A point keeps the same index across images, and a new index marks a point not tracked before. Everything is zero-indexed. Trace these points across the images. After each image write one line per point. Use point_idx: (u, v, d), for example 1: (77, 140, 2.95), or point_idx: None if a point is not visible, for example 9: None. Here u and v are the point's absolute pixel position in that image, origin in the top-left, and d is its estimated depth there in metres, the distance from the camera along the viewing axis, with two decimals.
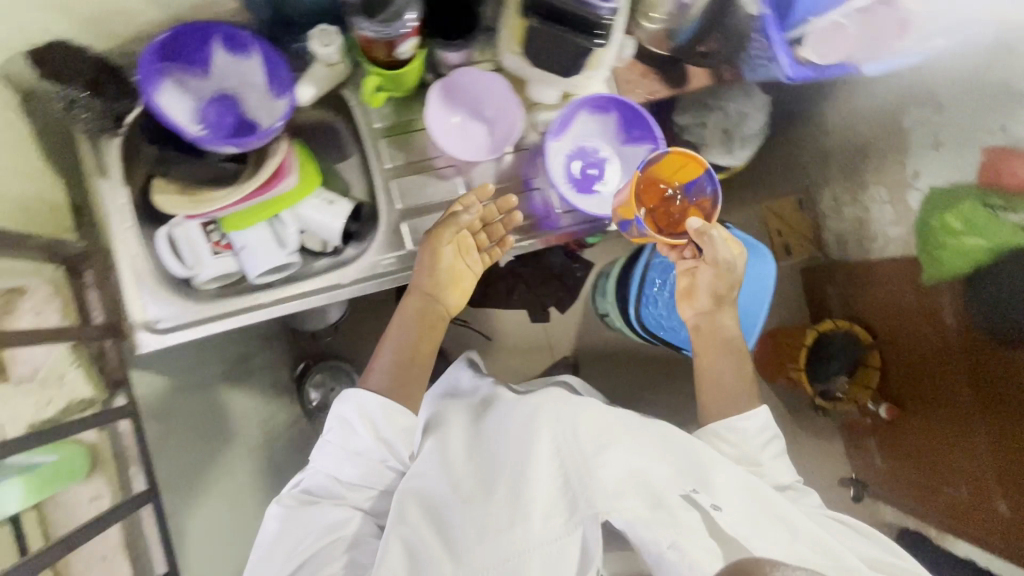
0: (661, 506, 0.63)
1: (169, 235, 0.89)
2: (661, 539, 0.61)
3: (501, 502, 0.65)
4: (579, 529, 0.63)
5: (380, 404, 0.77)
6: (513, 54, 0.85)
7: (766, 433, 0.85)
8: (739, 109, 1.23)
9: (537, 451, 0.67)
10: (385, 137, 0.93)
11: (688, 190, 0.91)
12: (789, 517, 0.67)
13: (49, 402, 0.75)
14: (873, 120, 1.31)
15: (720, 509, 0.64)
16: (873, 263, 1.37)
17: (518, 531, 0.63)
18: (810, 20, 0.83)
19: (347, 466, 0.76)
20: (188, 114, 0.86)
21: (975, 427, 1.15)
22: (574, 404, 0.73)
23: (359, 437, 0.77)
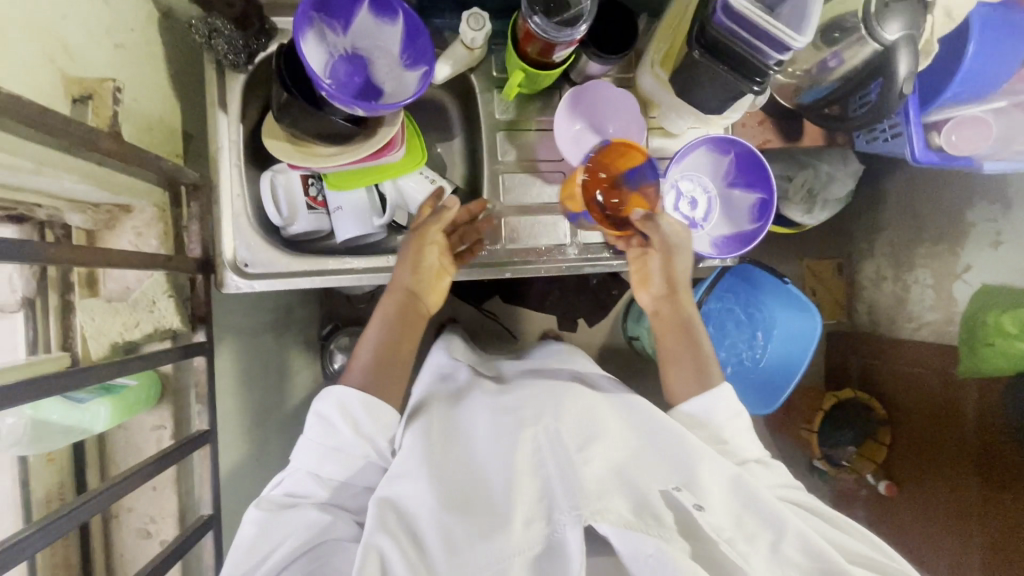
0: (646, 514, 0.61)
1: (273, 180, 0.88)
2: (643, 548, 0.58)
3: (477, 513, 0.62)
4: (561, 532, 0.61)
5: (362, 398, 0.72)
6: (654, 77, 0.86)
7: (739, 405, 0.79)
8: (830, 171, 1.18)
9: (514, 457, 0.66)
10: (503, 130, 0.92)
11: (626, 178, 0.86)
12: (772, 519, 0.64)
13: (136, 325, 0.75)
14: (931, 204, 1.34)
15: (703, 510, 0.61)
16: (902, 341, 1.39)
17: (502, 537, 0.60)
18: (948, 109, 0.85)
19: (326, 463, 0.69)
20: (321, 65, 0.83)
21: (966, 510, 1.23)
22: (550, 411, 0.72)
23: (341, 433, 0.70)
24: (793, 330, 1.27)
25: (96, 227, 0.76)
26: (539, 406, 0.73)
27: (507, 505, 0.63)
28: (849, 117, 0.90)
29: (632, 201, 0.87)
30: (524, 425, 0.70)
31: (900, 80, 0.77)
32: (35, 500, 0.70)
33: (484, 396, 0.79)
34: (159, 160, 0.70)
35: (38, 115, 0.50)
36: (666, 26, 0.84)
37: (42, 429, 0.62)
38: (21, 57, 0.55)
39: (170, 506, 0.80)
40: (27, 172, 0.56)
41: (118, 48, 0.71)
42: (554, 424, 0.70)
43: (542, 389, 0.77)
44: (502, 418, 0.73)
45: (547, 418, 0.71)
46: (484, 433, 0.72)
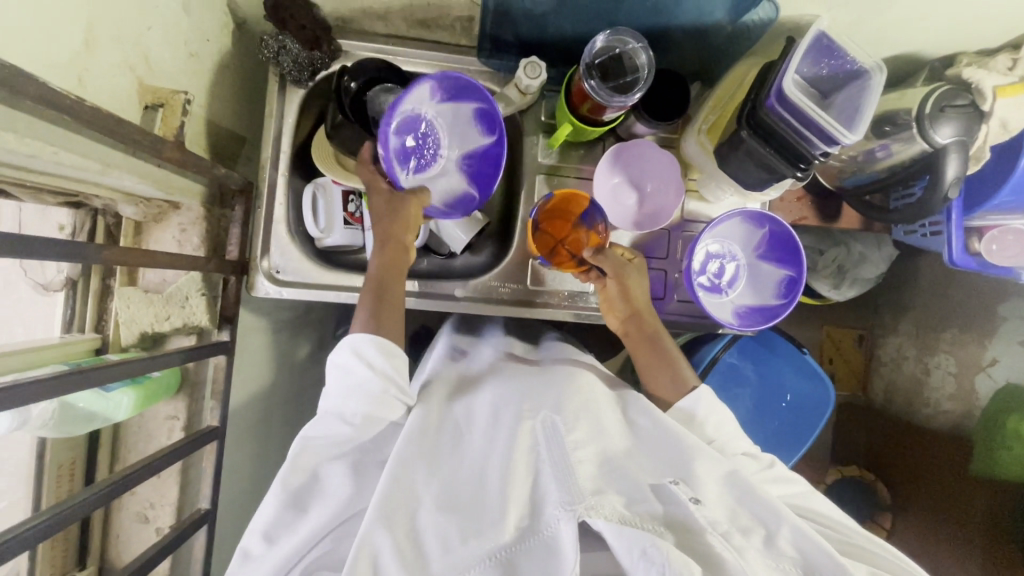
0: (642, 513, 0.59)
1: (315, 194, 0.91)
2: (635, 544, 0.55)
3: (466, 512, 0.62)
4: (554, 529, 0.59)
5: (375, 341, 0.70)
6: (697, 146, 0.86)
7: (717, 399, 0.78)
8: (863, 251, 1.17)
9: (508, 451, 0.67)
10: (543, 173, 0.94)
11: (581, 220, 0.89)
12: (765, 512, 0.62)
13: (166, 318, 0.79)
14: (955, 288, 1.30)
15: (700, 503, 0.60)
16: (914, 427, 1.36)
17: (493, 533, 0.60)
18: (985, 214, 0.86)
19: (351, 398, 0.67)
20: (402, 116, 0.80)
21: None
22: (548, 403, 0.73)
23: (359, 371, 0.69)
24: (804, 401, 1.26)
25: (144, 219, 0.80)
26: (539, 397, 0.74)
27: (499, 509, 0.62)
28: (888, 208, 0.89)
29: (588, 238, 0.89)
30: (523, 416, 0.71)
31: (945, 183, 0.77)
32: (47, 474, 0.73)
33: (489, 382, 0.81)
34: (213, 167, 0.73)
35: (111, 125, 0.53)
36: (717, 98, 0.85)
37: (69, 415, 0.63)
38: (105, 65, 0.58)
39: (170, 496, 0.82)
40: (93, 172, 0.59)
41: (190, 57, 0.74)
42: (549, 415, 0.70)
43: (537, 381, 0.78)
44: (502, 407, 0.74)
45: (545, 409, 0.71)
46: (483, 423, 0.73)
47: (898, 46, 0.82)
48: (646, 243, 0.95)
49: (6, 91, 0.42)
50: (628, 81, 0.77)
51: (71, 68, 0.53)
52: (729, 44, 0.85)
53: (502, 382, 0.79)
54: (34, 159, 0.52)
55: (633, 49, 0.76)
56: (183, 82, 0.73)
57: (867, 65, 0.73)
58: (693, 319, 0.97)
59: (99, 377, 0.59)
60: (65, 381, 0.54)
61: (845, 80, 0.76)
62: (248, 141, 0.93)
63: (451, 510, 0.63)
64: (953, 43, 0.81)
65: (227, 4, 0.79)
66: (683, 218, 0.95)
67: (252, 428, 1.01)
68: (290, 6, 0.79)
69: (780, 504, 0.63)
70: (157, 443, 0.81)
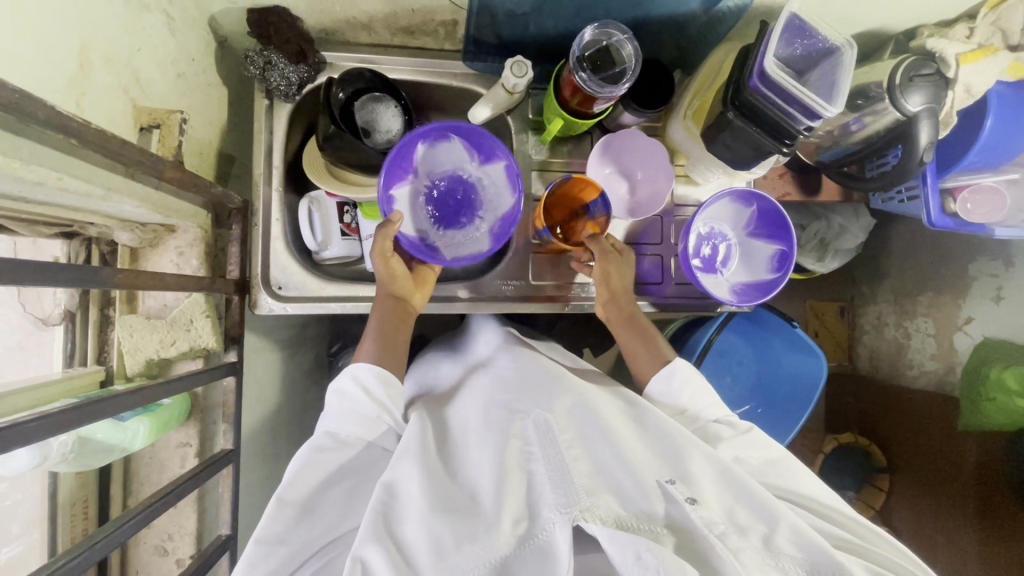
0: (639, 514, 0.58)
1: (310, 207, 0.89)
2: (631, 550, 0.53)
3: (460, 514, 0.59)
4: (549, 533, 0.56)
5: (376, 373, 0.71)
6: (682, 129, 0.90)
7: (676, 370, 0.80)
8: (842, 224, 1.21)
9: (499, 454, 0.64)
10: (536, 170, 0.95)
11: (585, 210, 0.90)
12: (763, 511, 0.60)
13: (172, 343, 0.77)
14: (927, 251, 1.35)
15: (696, 503, 0.58)
16: (899, 389, 1.41)
17: (488, 538, 0.56)
18: (954, 174, 0.92)
19: (346, 422, 0.67)
20: (479, 153, 0.86)
21: (963, 530, 1.24)
22: (541, 400, 0.72)
23: (357, 398, 0.69)
24: (795, 381, 1.26)
25: (141, 245, 0.78)
26: (530, 393, 0.73)
27: (493, 507, 0.59)
28: (865, 177, 0.94)
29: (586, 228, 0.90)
30: (517, 419, 0.69)
31: (920, 148, 0.81)
32: (61, 514, 0.72)
33: (477, 388, 0.79)
34: (211, 185, 0.72)
35: (118, 148, 0.52)
36: (699, 84, 0.89)
37: (88, 447, 0.65)
38: (99, 88, 0.58)
39: (189, 525, 0.80)
40: (96, 198, 0.58)
41: (178, 78, 0.74)
42: (541, 413, 0.69)
43: (528, 381, 0.76)
44: (493, 410, 0.72)
45: (537, 407, 0.71)
46: (474, 430, 0.71)
47: (864, 23, 0.87)
48: (639, 230, 0.98)
49: (13, 115, 0.42)
50: (617, 73, 0.80)
51: (69, 93, 0.54)
52: (706, 31, 0.88)
53: (492, 385, 0.77)
54: (38, 186, 0.51)
55: (620, 40, 0.79)
56: (173, 103, 0.72)
57: (838, 41, 0.76)
58: (693, 300, 0.99)
59: (125, 403, 0.58)
60: (87, 411, 0.52)
61: (819, 58, 0.79)
62: (237, 160, 0.93)
63: (449, 514, 0.59)
64: (914, 17, 0.86)
65: (210, 22, 0.79)
66: (673, 203, 0.98)
67: (259, 453, 0.98)
68: (273, 21, 0.79)
69: (776, 501, 0.61)
70: (170, 473, 0.79)
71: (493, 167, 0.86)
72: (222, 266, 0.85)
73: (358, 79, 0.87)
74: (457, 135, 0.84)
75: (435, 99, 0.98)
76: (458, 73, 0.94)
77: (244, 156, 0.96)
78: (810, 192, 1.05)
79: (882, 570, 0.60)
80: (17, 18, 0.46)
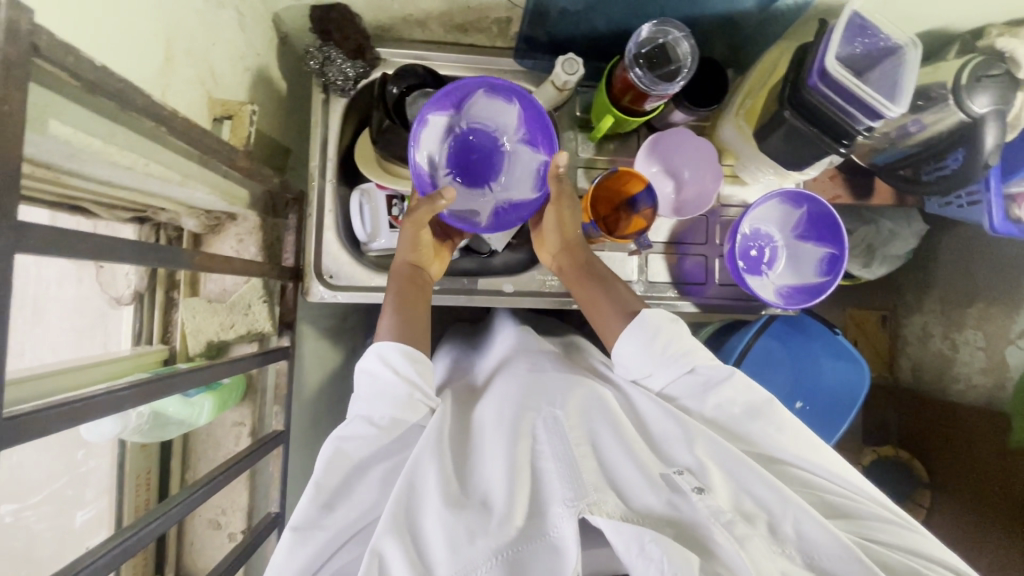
0: (647, 510, 0.57)
1: (361, 200, 0.89)
2: (634, 540, 0.53)
3: (472, 506, 0.58)
4: (559, 529, 0.55)
5: (401, 349, 0.66)
6: (733, 128, 0.89)
7: (661, 333, 0.70)
8: (891, 229, 1.18)
9: (508, 447, 0.61)
10: (582, 167, 0.95)
11: (631, 204, 0.89)
12: (771, 499, 0.58)
13: (231, 326, 0.81)
14: (979, 260, 1.29)
15: (703, 493, 0.57)
16: (944, 402, 1.36)
17: (498, 531, 0.55)
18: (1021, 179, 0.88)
19: (377, 404, 0.64)
20: (528, 130, 0.79)
21: (1010, 551, 1.19)
22: (554, 390, 0.69)
23: (386, 378, 0.65)
24: (839, 384, 1.22)
25: (204, 231, 0.82)
26: (543, 387, 0.70)
27: (504, 500, 0.57)
28: (920, 181, 0.92)
29: (631, 222, 0.89)
30: (525, 410, 0.66)
31: (985, 152, 0.79)
32: (127, 485, 0.76)
33: (493, 384, 0.75)
34: (274, 176, 0.75)
35: (199, 136, 0.55)
36: (752, 83, 0.88)
37: (161, 420, 0.70)
38: (180, 80, 0.61)
39: (241, 501, 0.84)
40: (174, 183, 0.61)
41: (245, 71, 0.77)
42: (552, 411, 0.65)
43: (544, 374, 0.73)
44: (504, 405, 0.68)
45: (549, 404, 0.66)
46: (486, 418, 0.68)
47: (929, 21, 0.84)
48: (684, 230, 0.96)
49: (117, 103, 0.44)
50: (673, 70, 0.80)
51: (155, 83, 0.57)
52: (761, 30, 0.87)
53: (506, 379, 0.74)
54: (128, 171, 0.54)
55: (677, 38, 0.79)
56: (241, 96, 0.76)
57: (902, 41, 0.75)
58: (737, 302, 0.98)
59: (197, 378, 0.60)
60: (166, 384, 0.54)
61: (880, 57, 0.77)
62: (292, 152, 0.96)
63: (461, 508, 0.57)
64: (980, 16, 0.84)
65: (275, 18, 0.82)
66: (719, 203, 0.97)
67: (300, 437, 1.01)
68: (335, 17, 0.81)
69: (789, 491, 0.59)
70: (225, 450, 0.83)
71: (529, 153, 0.80)
72: (277, 255, 0.88)
73: (410, 75, 0.88)
74: (518, 103, 0.77)
75: None
76: (509, 70, 0.95)
77: (298, 149, 0.99)
78: (860, 196, 1.02)
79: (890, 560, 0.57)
80: (116, 13, 0.49)
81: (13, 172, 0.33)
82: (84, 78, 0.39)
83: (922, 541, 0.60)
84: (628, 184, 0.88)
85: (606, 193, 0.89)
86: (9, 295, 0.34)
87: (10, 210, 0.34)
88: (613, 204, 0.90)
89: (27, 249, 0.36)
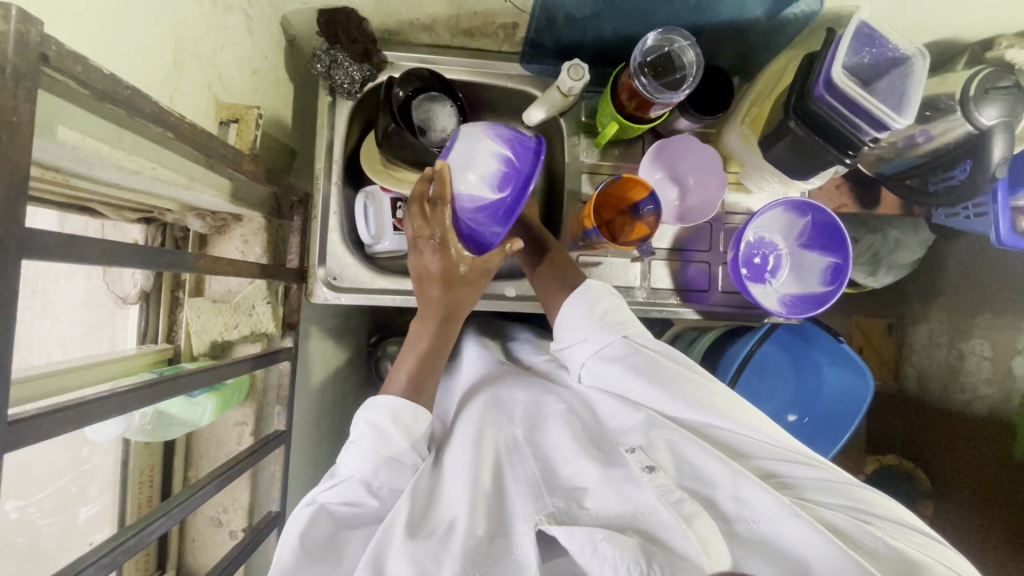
0: (607, 515, 0.54)
1: (365, 201, 0.90)
2: (586, 540, 0.49)
3: (438, 535, 0.55)
4: (523, 550, 0.52)
5: (416, 410, 0.64)
6: (738, 135, 0.89)
7: (598, 300, 0.73)
8: (898, 238, 1.17)
9: (472, 469, 0.61)
10: (586, 173, 0.95)
11: (634, 210, 0.89)
12: (719, 473, 0.56)
13: (235, 326, 0.82)
14: (987, 270, 1.28)
15: (652, 471, 0.56)
16: (949, 413, 1.35)
17: (459, 550, 0.52)
18: None
19: (382, 471, 0.61)
20: None
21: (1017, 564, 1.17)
22: (516, 413, 0.69)
23: (394, 440, 0.62)
24: (843, 392, 1.21)
25: (210, 232, 0.83)
26: (505, 408, 0.70)
27: (468, 522, 0.55)
28: (926, 191, 0.91)
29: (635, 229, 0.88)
30: (492, 431, 0.66)
31: (993, 164, 0.78)
32: (130, 483, 0.77)
33: (462, 412, 0.73)
34: (279, 179, 0.76)
35: (206, 140, 0.55)
36: (758, 92, 0.88)
37: (165, 419, 0.70)
38: (188, 83, 0.62)
39: (242, 499, 0.85)
40: (180, 186, 0.61)
41: (252, 74, 0.78)
42: (511, 429, 0.66)
43: (506, 394, 0.72)
44: (466, 429, 0.67)
45: (507, 424, 0.67)
46: (453, 444, 0.68)
47: (939, 31, 0.84)
48: (687, 237, 0.96)
49: (125, 110, 0.45)
50: (678, 78, 0.80)
51: (164, 88, 0.58)
52: (769, 38, 0.87)
53: (472, 406, 0.72)
54: (135, 175, 0.55)
55: (683, 46, 0.79)
56: (248, 99, 0.76)
57: (910, 51, 0.74)
58: (740, 310, 0.98)
59: (202, 379, 0.61)
60: (167, 387, 0.54)
61: (887, 67, 0.77)
62: (298, 154, 0.96)
63: (425, 537, 0.55)
64: (991, 26, 0.83)
65: (282, 21, 0.83)
66: (723, 210, 0.97)
67: (302, 436, 1.02)
68: (342, 21, 0.82)
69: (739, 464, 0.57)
70: (227, 449, 0.84)
71: None
72: (282, 256, 0.89)
73: (416, 79, 0.88)
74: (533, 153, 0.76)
75: (489, 99, 1.00)
76: (515, 75, 0.95)
77: (303, 151, 0.99)
78: (866, 204, 1.02)
79: (869, 537, 0.53)
80: (125, 20, 0.50)
81: (22, 181, 0.34)
82: (93, 87, 0.40)
83: (906, 529, 0.56)
84: (631, 190, 0.88)
85: (608, 200, 0.90)
86: (16, 301, 0.34)
87: (18, 218, 0.34)
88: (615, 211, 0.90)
89: (36, 255, 0.36)
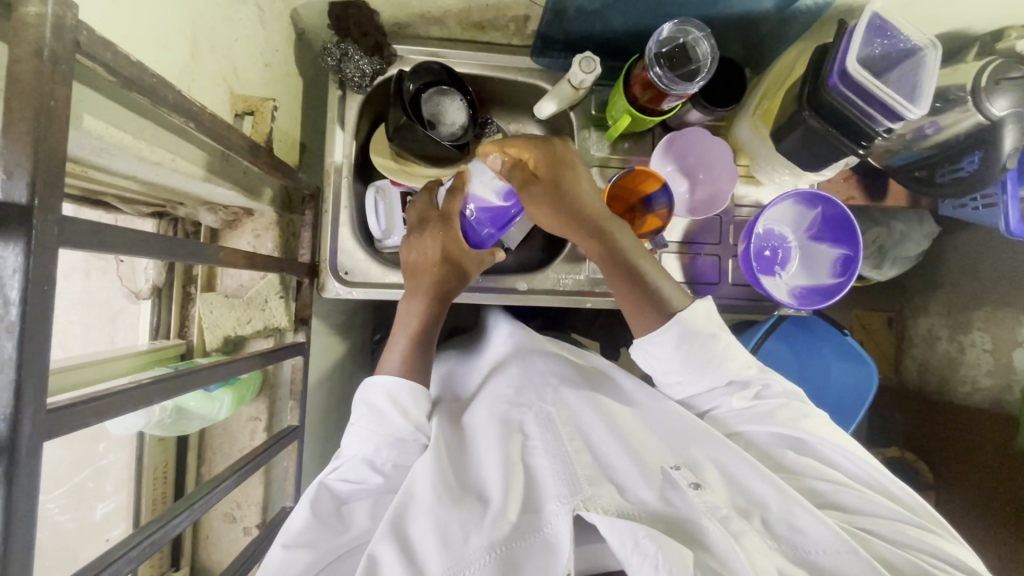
0: (645, 505, 0.55)
1: (376, 196, 0.89)
2: (628, 536, 0.50)
3: (467, 504, 0.56)
4: (553, 525, 0.53)
5: (410, 387, 0.64)
6: (748, 127, 0.90)
7: (696, 333, 0.68)
8: (903, 230, 1.17)
9: (505, 448, 0.61)
10: (596, 166, 0.95)
11: (646, 203, 0.89)
12: (764, 495, 0.57)
13: (248, 321, 0.82)
14: (987, 263, 1.28)
15: (699, 488, 0.56)
16: (951, 405, 1.35)
17: (491, 526, 0.53)
18: None
19: (386, 449, 0.62)
20: None
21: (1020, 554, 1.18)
22: (547, 392, 0.69)
23: (394, 421, 0.63)
24: (848, 384, 1.22)
25: (221, 226, 0.83)
26: (535, 386, 0.70)
27: (500, 496, 0.56)
28: (936, 182, 0.92)
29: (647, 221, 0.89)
30: (520, 412, 0.66)
31: (1003, 154, 0.80)
32: (145, 478, 0.77)
33: (487, 385, 0.73)
34: (292, 172, 0.75)
35: (226, 132, 0.55)
36: (768, 84, 0.88)
37: (182, 413, 0.70)
38: (204, 75, 0.62)
39: (256, 495, 0.84)
40: (197, 178, 0.61)
41: (265, 67, 0.77)
42: (543, 407, 0.67)
43: (535, 373, 0.72)
44: (495, 404, 0.68)
45: (541, 401, 0.67)
46: (479, 417, 0.68)
47: (947, 23, 0.84)
48: (696, 230, 0.96)
49: (151, 100, 0.45)
50: (691, 70, 0.80)
51: (182, 79, 0.57)
52: (779, 30, 0.87)
53: (497, 380, 0.73)
54: (155, 166, 0.54)
55: (696, 38, 0.79)
56: (261, 91, 0.76)
57: (922, 42, 0.75)
58: (750, 302, 0.98)
59: (221, 372, 0.60)
60: (192, 378, 0.54)
61: (899, 59, 0.77)
62: (306, 148, 0.96)
63: (457, 504, 0.56)
64: (999, 18, 0.84)
65: (293, 14, 0.82)
66: (732, 203, 0.97)
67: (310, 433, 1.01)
68: (354, 13, 0.81)
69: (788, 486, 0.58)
70: (240, 444, 0.83)
71: None
72: (293, 250, 0.88)
73: (427, 72, 0.88)
74: None
75: (498, 93, 0.99)
76: (525, 68, 0.95)
77: (312, 145, 0.99)
78: (873, 197, 1.02)
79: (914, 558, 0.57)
80: (146, 10, 0.50)
81: (57, 169, 0.34)
82: (120, 74, 0.40)
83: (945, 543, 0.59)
84: (643, 182, 0.88)
85: (619, 192, 0.89)
86: (52, 290, 0.34)
87: (54, 207, 0.34)
88: (627, 203, 0.90)
89: (67, 245, 0.36)
